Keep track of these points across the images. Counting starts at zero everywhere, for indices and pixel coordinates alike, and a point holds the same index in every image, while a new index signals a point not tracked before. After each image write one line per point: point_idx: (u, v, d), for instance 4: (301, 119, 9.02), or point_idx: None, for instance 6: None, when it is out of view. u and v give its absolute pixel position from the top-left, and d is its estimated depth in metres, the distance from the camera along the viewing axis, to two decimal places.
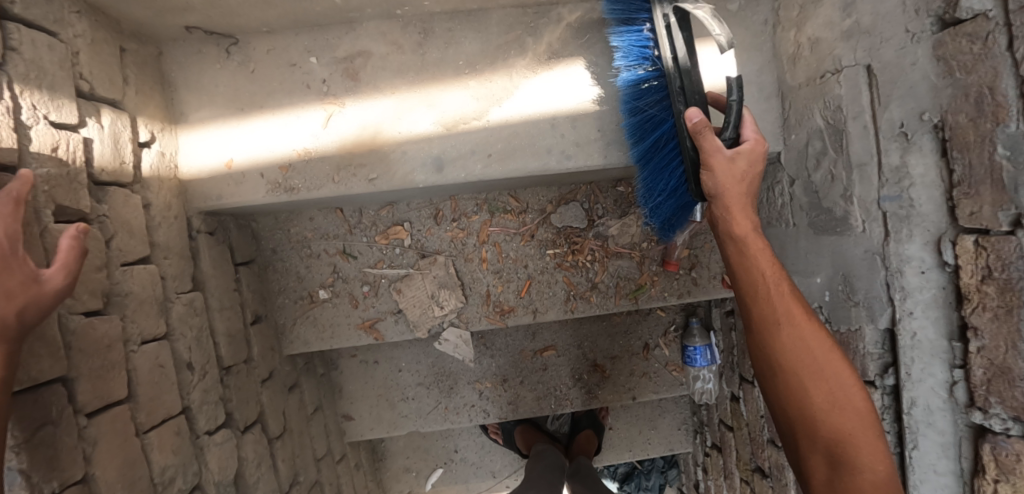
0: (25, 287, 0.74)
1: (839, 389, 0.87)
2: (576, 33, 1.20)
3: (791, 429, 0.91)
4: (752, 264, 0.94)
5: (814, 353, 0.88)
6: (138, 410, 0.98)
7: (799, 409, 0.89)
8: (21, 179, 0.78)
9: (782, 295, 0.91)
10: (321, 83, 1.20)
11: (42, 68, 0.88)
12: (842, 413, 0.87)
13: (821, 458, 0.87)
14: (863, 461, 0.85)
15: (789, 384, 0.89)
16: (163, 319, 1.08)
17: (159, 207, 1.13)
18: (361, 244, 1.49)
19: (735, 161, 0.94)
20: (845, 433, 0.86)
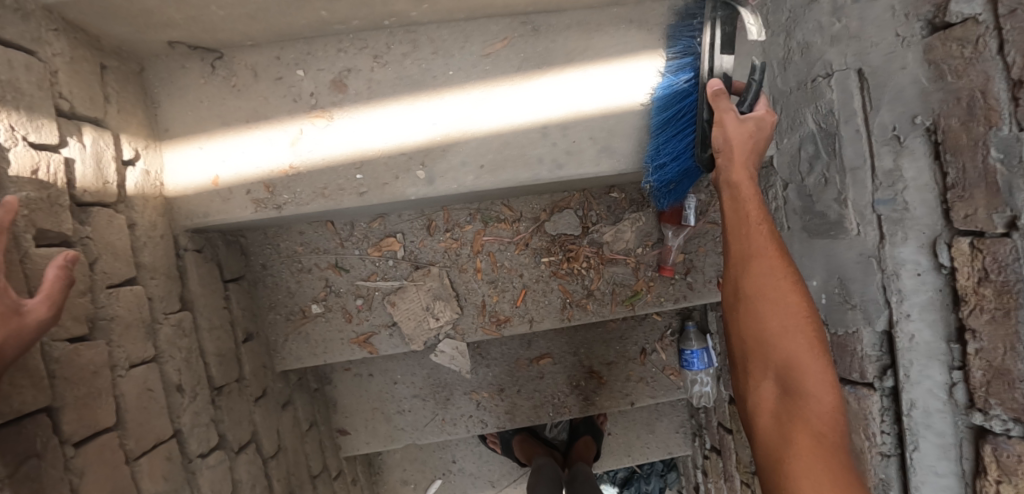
0: (4, 319, 0.71)
1: (800, 323, 0.96)
2: (566, 41, 1.19)
3: (747, 352, 1.00)
4: (739, 196, 1.05)
5: (784, 282, 0.98)
6: (126, 437, 0.95)
7: (755, 324, 0.99)
8: (4, 206, 0.77)
9: (759, 233, 1.03)
10: (309, 97, 1.18)
11: (19, 89, 0.85)
12: (796, 343, 0.96)
13: (773, 383, 0.97)
14: (808, 390, 0.94)
15: (756, 302, 0.99)
16: (151, 342, 1.05)
17: (144, 226, 1.10)
18: (353, 257, 1.46)
19: (745, 122, 1.04)
20: (792, 361, 0.96)
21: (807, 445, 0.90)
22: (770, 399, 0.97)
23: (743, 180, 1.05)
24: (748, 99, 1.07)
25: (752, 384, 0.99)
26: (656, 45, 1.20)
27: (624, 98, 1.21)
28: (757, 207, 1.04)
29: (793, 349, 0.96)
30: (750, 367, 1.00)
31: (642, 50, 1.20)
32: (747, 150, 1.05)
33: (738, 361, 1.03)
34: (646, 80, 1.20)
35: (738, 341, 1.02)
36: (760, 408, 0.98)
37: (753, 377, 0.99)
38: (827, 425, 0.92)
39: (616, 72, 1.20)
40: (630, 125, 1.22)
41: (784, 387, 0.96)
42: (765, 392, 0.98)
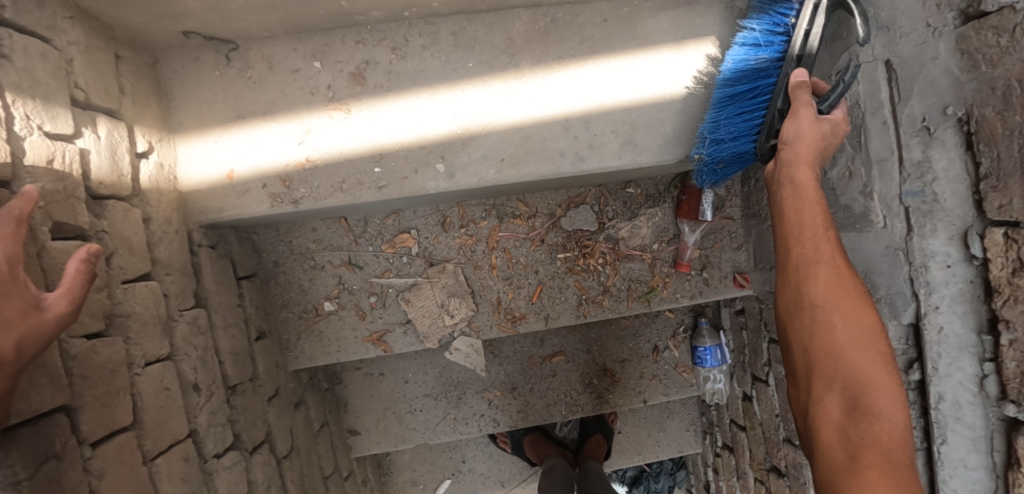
0: (25, 315, 0.69)
1: (873, 343, 0.89)
2: (586, 34, 1.18)
3: (815, 362, 0.92)
4: (798, 208, 0.99)
5: (856, 296, 0.92)
6: (144, 436, 0.92)
7: (828, 339, 0.91)
8: (23, 196, 0.75)
9: (825, 243, 0.96)
10: (326, 89, 1.16)
11: (35, 76, 0.83)
12: (867, 356, 0.88)
13: (838, 396, 0.88)
14: (880, 406, 0.85)
15: (830, 316, 0.91)
16: (167, 340, 1.02)
17: (160, 221, 1.08)
18: (367, 253, 1.44)
19: (821, 124, 1.00)
20: (865, 375, 0.87)
21: (878, 465, 0.81)
22: (835, 414, 0.88)
23: (807, 180, 0.99)
24: (832, 99, 1.01)
25: (815, 396, 0.91)
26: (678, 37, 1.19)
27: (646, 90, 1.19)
28: (818, 212, 0.97)
29: (863, 364, 0.88)
30: (813, 381, 0.91)
31: (663, 40, 1.19)
32: (815, 149, 0.99)
33: (802, 374, 0.94)
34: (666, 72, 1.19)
35: (801, 352, 0.94)
36: (823, 422, 0.89)
37: (816, 389, 0.91)
38: (894, 443, 0.83)
39: (638, 65, 1.19)
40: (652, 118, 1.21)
41: (852, 402, 0.87)
42: (828, 405, 0.89)
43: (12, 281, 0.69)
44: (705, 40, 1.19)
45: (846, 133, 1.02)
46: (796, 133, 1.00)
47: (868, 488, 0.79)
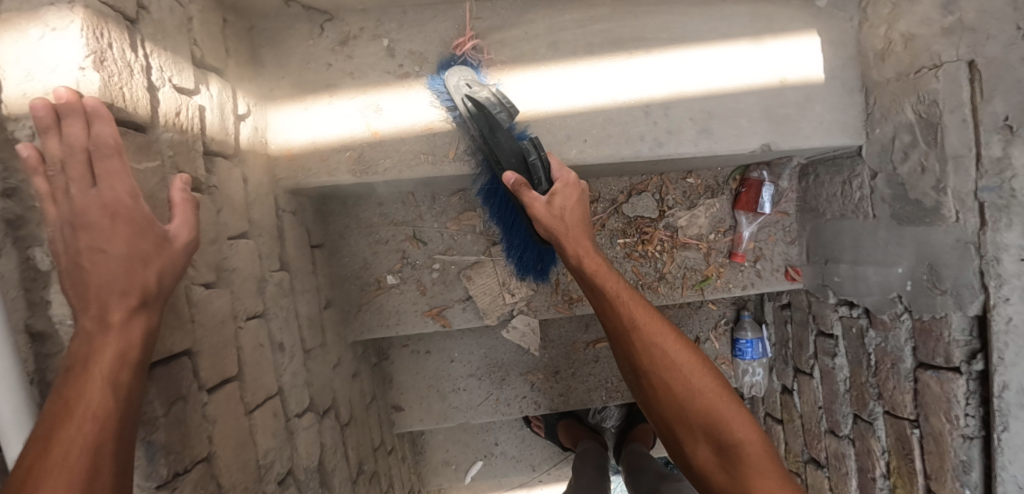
0: (158, 249, 0.72)
1: (707, 376, 0.95)
2: (669, 24, 1.22)
3: (673, 413, 0.93)
4: (600, 283, 1.05)
5: (644, 344, 0.98)
6: (245, 389, 0.94)
7: (674, 388, 0.94)
8: (96, 115, 0.68)
9: (617, 291, 1.04)
10: (417, 63, 1.19)
11: (165, 30, 0.85)
12: (705, 394, 0.93)
13: (705, 443, 0.90)
14: (735, 436, 0.89)
15: (666, 364, 0.96)
16: (261, 298, 1.05)
17: (254, 182, 1.10)
18: (432, 230, 1.46)
19: (553, 203, 1.11)
20: (713, 414, 0.91)
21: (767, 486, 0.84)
22: (709, 460, 0.90)
23: (586, 249, 1.10)
24: (545, 174, 1.12)
25: (687, 449, 0.92)
26: (757, 32, 1.24)
27: (724, 81, 1.24)
28: (616, 281, 1.05)
29: (708, 401, 0.92)
30: (679, 432, 0.93)
31: (742, 35, 1.24)
32: (580, 229, 1.12)
33: (664, 429, 0.95)
34: (744, 63, 1.24)
35: (657, 408, 0.95)
36: (705, 472, 0.90)
37: (686, 442, 0.92)
38: (769, 465, 0.86)
39: (719, 55, 1.23)
40: (728, 108, 1.25)
41: (717, 448, 0.89)
42: (699, 453, 0.91)
43: (138, 216, 0.71)
44: (784, 35, 1.24)
45: (576, 179, 1.14)
46: (567, 209, 1.12)
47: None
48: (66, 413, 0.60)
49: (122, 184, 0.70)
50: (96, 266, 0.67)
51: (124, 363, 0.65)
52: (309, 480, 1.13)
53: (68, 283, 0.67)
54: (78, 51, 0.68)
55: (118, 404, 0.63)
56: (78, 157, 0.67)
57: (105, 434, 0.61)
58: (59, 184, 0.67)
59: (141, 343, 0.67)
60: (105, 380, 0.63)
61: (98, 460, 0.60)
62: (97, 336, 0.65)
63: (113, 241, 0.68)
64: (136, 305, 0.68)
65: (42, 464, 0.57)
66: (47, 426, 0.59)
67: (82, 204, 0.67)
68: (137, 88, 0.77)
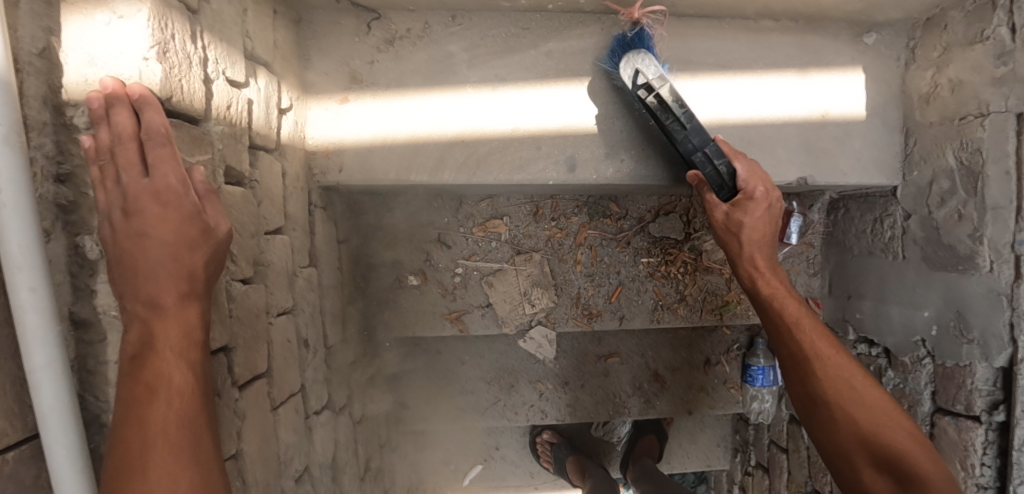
0: (205, 235, 0.68)
1: (855, 382, 0.99)
2: (714, 50, 1.22)
3: (850, 445, 0.96)
4: (777, 302, 1.09)
5: (837, 375, 1.00)
6: (272, 385, 0.94)
7: (868, 429, 0.95)
8: (146, 104, 0.66)
9: (782, 292, 1.10)
10: (460, 68, 1.19)
11: (223, 22, 0.85)
12: (867, 411, 0.96)
13: (876, 470, 0.94)
14: (905, 455, 0.92)
15: (825, 384, 1.00)
16: (291, 293, 1.04)
17: (292, 177, 1.10)
18: (458, 235, 1.46)
19: None
20: (875, 436, 0.94)
21: None
22: (880, 482, 0.94)
23: (764, 258, 1.12)
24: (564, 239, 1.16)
25: (858, 475, 0.96)
26: (802, 64, 1.24)
27: (766, 111, 1.24)
28: (774, 281, 1.11)
29: (874, 423, 0.95)
30: (854, 459, 0.96)
31: (787, 66, 1.24)
32: (762, 235, 1.13)
33: (839, 456, 0.98)
34: (787, 95, 1.24)
35: (834, 436, 0.99)
36: (875, 492, 0.94)
37: (856, 468, 0.96)
38: (946, 484, 0.90)
39: (762, 85, 1.24)
40: (768, 138, 1.25)
41: (890, 472, 0.93)
42: (879, 484, 0.94)
43: (186, 201, 0.67)
44: (829, 69, 1.24)
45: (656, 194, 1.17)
46: (747, 224, 1.11)
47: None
48: (149, 394, 0.61)
49: (173, 170, 0.67)
50: (143, 254, 0.64)
51: (190, 342, 0.65)
52: (322, 477, 1.13)
53: (116, 274, 0.64)
54: (143, 41, 0.67)
55: (195, 379, 0.65)
56: (129, 144, 0.65)
57: (193, 406, 0.63)
58: (109, 173, 0.65)
59: (200, 324, 0.67)
60: (180, 359, 0.64)
61: (196, 428, 0.63)
62: (153, 321, 0.64)
63: (161, 226, 0.65)
64: (187, 289, 0.66)
65: (145, 440, 0.59)
66: (131, 409, 0.60)
67: (132, 191, 0.64)
68: (194, 81, 0.76)
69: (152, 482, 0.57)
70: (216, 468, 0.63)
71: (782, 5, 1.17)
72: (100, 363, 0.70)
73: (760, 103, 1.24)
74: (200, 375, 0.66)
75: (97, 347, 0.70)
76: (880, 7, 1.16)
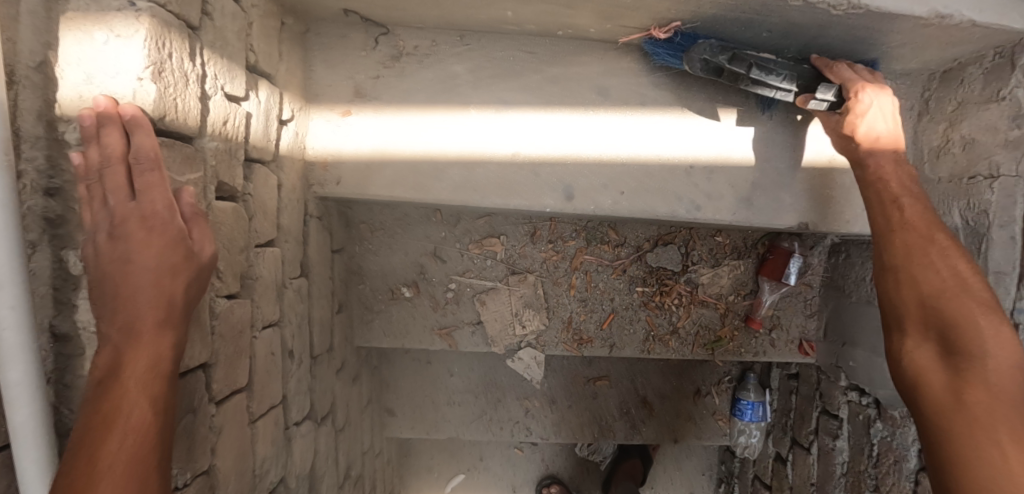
0: (187, 262, 0.68)
1: (961, 283, 0.95)
2: (722, 87, 1.21)
3: (919, 314, 0.98)
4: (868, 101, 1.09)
5: (930, 243, 1.00)
6: (252, 398, 0.95)
7: (928, 287, 0.98)
8: (139, 128, 0.66)
9: (893, 209, 1.05)
10: (464, 89, 1.18)
11: (226, 37, 0.85)
12: (957, 298, 0.95)
13: (933, 342, 0.95)
14: (981, 345, 0.90)
15: (932, 292, 0.97)
16: (278, 305, 1.05)
17: (288, 188, 1.10)
18: (453, 250, 1.46)
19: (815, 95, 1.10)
20: (943, 307, 0.95)
21: (987, 408, 0.85)
22: (929, 355, 0.95)
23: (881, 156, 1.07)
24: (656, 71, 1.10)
25: (911, 343, 0.98)
26: (811, 108, 1.22)
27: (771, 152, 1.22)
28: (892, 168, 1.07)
29: (954, 307, 0.94)
30: (908, 330, 0.99)
31: (797, 109, 1.22)
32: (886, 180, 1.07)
33: (901, 317, 1.01)
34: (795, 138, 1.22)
35: (899, 310, 1.01)
36: (926, 391, 0.93)
37: (910, 338, 0.98)
38: (1002, 381, 0.87)
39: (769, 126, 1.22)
40: (769, 180, 1.24)
41: (944, 349, 0.93)
42: (923, 351, 0.96)
43: (172, 227, 0.67)
44: None
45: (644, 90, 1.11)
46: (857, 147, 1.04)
47: (1000, 439, 0.82)
48: (107, 426, 0.60)
49: (162, 196, 0.67)
50: (125, 277, 0.64)
51: (156, 373, 0.63)
52: (299, 488, 1.14)
53: (95, 295, 0.64)
54: (138, 62, 0.67)
55: (155, 415, 0.62)
56: (117, 167, 0.65)
57: (146, 448, 0.61)
58: (98, 193, 0.65)
59: (171, 354, 0.65)
60: (141, 393, 0.62)
61: (144, 471, 0.60)
62: (125, 348, 0.63)
63: (144, 252, 0.65)
64: (163, 317, 0.65)
65: (91, 477, 0.57)
66: (87, 439, 0.59)
67: (119, 214, 0.64)
68: (191, 99, 0.76)
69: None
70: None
71: (796, 48, 1.15)
72: (78, 378, 0.70)
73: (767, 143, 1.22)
74: (163, 410, 0.63)
75: (76, 362, 0.70)
76: (896, 57, 1.14)
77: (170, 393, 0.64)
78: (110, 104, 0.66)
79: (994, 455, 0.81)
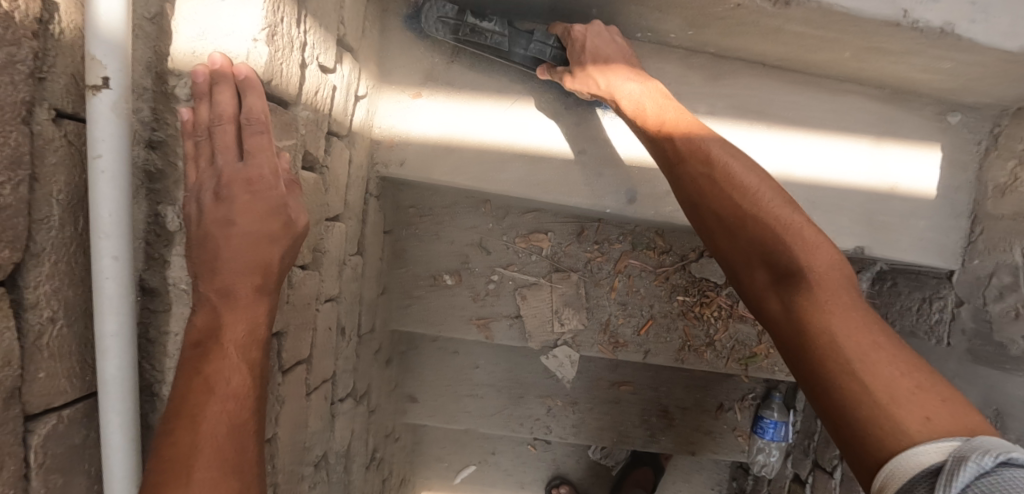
0: (284, 230, 0.67)
1: (756, 206, 0.82)
2: (793, 104, 1.20)
3: (759, 262, 0.80)
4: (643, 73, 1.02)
5: (725, 180, 0.85)
6: (310, 371, 0.94)
7: (739, 226, 0.82)
8: (251, 87, 0.66)
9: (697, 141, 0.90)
10: (536, 81, 1.17)
11: (324, 7, 0.84)
12: (788, 227, 0.79)
13: (778, 288, 0.77)
14: (803, 270, 0.75)
15: (757, 225, 0.80)
16: (338, 281, 1.04)
17: (355, 164, 1.09)
18: (499, 242, 1.45)
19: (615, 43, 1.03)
20: (770, 237, 0.79)
21: (846, 330, 0.68)
22: (780, 301, 0.76)
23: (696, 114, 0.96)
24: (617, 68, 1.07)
25: (761, 297, 0.79)
26: (879, 133, 1.21)
27: (837, 173, 1.22)
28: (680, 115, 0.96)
29: (784, 237, 0.78)
30: (754, 280, 0.81)
31: (865, 132, 1.21)
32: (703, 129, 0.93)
33: (742, 276, 0.83)
34: (860, 161, 1.22)
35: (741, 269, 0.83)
36: (791, 341, 0.73)
37: (758, 291, 0.80)
38: (837, 297, 0.71)
39: (836, 147, 1.21)
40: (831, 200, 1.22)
41: (788, 289, 0.75)
42: (775, 300, 0.77)
43: (275, 193, 0.66)
44: (906, 142, 1.21)
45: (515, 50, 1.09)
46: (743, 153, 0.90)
47: (876, 377, 0.63)
48: (207, 389, 0.59)
49: (268, 160, 0.66)
50: (227, 239, 0.64)
51: (254, 338, 0.65)
52: (336, 464, 1.13)
53: (196, 254, 0.64)
54: (255, 23, 0.67)
55: (251, 380, 0.63)
56: (227, 126, 0.65)
57: (244, 410, 0.62)
58: (206, 150, 0.65)
59: (266, 320, 0.67)
60: (240, 358, 0.63)
61: (241, 433, 0.61)
62: (223, 310, 0.63)
63: (246, 215, 0.64)
64: (261, 283, 0.65)
65: (195, 440, 0.57)
66: (186, 402, 0.58)
67: (226, 175, 0.64)
68: (293, 66, 0.76)
69: (195, 488, 0.55)
70: (254, 480, 0.60)
71: (871, 72, 1.14)
72: (162, 334, 0.70)
73: (833, 165, 1.22)
74: (256, 378, 0.64)
75: (162, 317, 0.70)
76: (971, 90, 1.13)
77: (261, 360, 0.66)
78: (225, 61, 0.65)
79: (907, 389, 0.61)
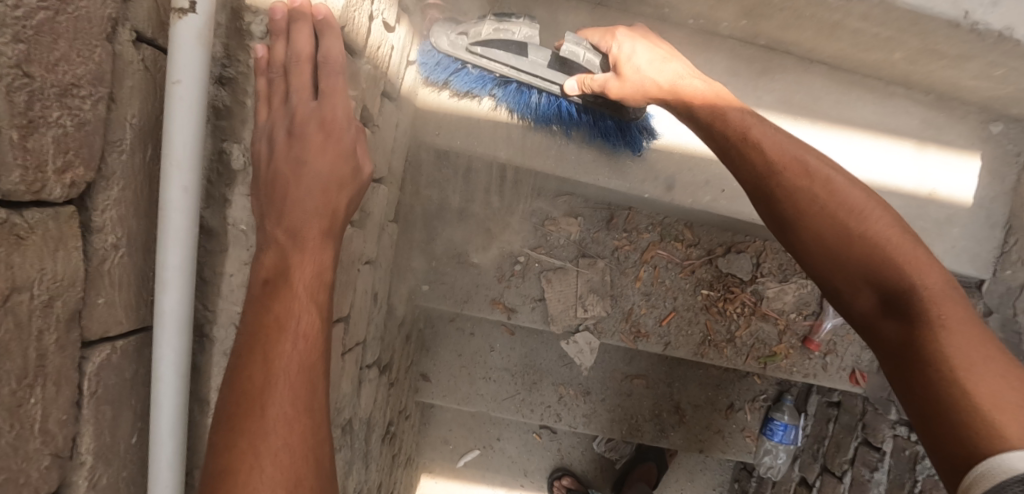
0: (353, 175, 0.70)
1: (827, 195, 0.81)
2: (839, 103, 1.20)
3: (835, 264, 0.80)
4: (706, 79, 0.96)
5: (814, 180, 0.82)
6: (347, 332, 0.93)
7: (835, 240, 0.80)
8: (325, 27, 0.66)
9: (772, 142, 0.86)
10: None
11: None
12: (863, 221, 0.79)
13: (867, 286, 0.78)
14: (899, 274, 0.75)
15: (827, 217, 0.80)
16: (377, 244, 1.03)
17: (400, 130, 1.08)
18: (528, 224, 1.45)
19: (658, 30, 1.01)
20: (856, 237, 0.79)
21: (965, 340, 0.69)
22: (872, 303, 0.78)
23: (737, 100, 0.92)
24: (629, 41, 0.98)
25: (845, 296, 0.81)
26: (921, 138, 1.22)
27: (877, 176, 1.22)
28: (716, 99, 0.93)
29: (853, 234, 0.79)
30: (834, 281, 0.81)
31: (907, 136, 1.22)
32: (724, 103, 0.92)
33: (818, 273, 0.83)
34: (899, 164, 1.22)
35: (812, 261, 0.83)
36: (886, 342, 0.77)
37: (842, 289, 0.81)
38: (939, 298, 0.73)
39: (879, 149, 1.22)
40: None
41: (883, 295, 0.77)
42: (863, 298, 0.79)
43: (346, 137, 0.69)
44: (946, 148, 1.22)
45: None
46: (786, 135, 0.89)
47: (972, 387, 0.65)
48: (278, 328, 0.61)
49: (342, 105, 0.68)
50: (299, 178, 0.65)
51: (320, 282, 0.66)
52: (360, 430, 1.13)
53: (263, 193, 0.64)
54: None
55: (318, 323, 0.64)
56: (304, 65, 0.65)
57: (313, 354, 0.63)
58: (279, 90, 0.65)
59: (330, 265, 0.68)
60: (309, 301, 0.64)
61: (312, 375, 0.63)
62: (292, 252, 0.64)
63: (319, 157, 0.66)
64: (328, 226, 0.67)
65: (270, 376, 0.60)
66: (262, 340, 0.61)
67: (302, 115, 0.65)
68: (361, 16, 0.75)
69: (269, 426, 0.58)
70: (318, 416, 0.63)
71: (920, 75, 1.15)
72: (217, 274, 0.69)
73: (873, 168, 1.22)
74: (321, 321, 0.66)
75: (218, 258, 0.68)
76: (1016, 101, 1.14)
77: (325, 304, 0.67)
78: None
79: (1012, 402, 0.63)
